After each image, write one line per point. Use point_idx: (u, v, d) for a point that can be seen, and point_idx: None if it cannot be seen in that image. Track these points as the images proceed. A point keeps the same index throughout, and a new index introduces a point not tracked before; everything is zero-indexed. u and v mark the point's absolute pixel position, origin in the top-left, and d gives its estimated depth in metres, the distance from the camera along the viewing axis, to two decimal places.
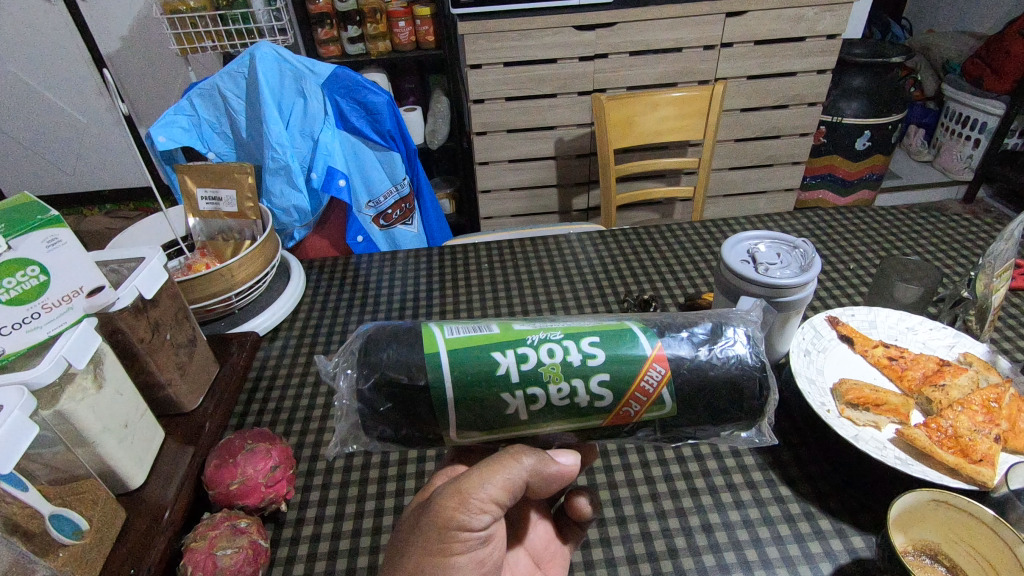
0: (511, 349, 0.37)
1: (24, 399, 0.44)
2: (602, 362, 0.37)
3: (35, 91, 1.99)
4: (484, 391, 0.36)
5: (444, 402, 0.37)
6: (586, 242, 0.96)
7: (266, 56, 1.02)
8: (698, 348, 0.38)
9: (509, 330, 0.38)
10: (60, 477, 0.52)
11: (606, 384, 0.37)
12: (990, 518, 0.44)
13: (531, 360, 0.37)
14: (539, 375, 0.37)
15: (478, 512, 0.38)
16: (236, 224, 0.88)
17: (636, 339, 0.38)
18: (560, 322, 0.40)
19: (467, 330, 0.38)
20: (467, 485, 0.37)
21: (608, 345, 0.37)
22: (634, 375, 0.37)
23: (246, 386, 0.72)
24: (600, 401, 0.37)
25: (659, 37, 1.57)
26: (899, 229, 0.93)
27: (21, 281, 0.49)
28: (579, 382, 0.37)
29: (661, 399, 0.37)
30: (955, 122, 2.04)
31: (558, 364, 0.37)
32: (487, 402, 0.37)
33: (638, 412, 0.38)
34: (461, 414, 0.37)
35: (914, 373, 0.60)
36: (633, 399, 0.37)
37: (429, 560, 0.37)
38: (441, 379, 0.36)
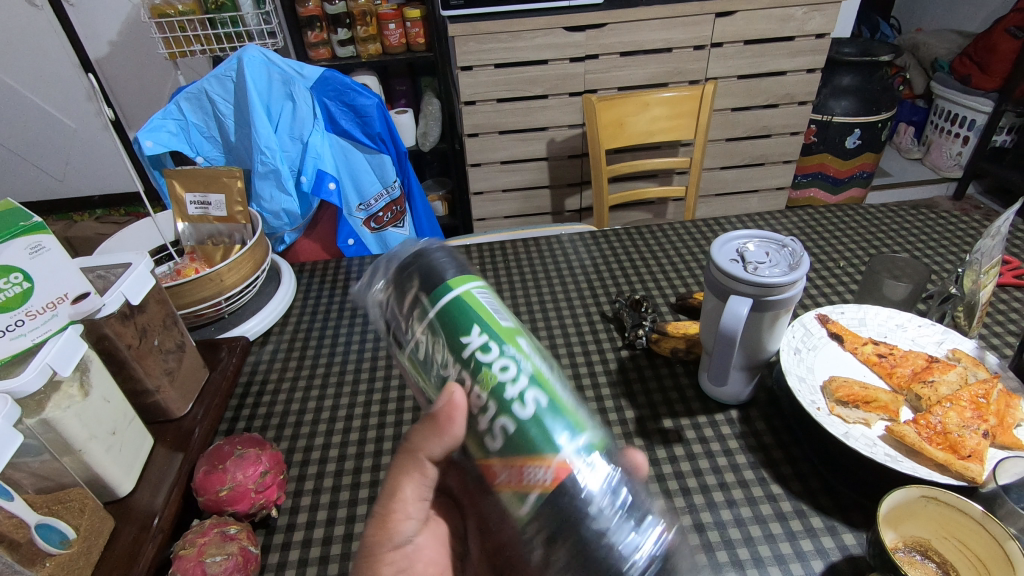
0: (488, 340, 0.35)
1: (7, 408, 0.44)
2: (524, 415, 0.34)
3: (23, 97, 1.97)
4: (444, 338, 0.37)
5: (424, 315, 0.38)
6: (578, 243, 0.96)
7: (253, 59, 1.01)
8: (604, 507, 0.33)
9: (511, 332, 0.36)
10: (47, 486, 0.51)
11: (510, 430, 0.34)
12: (979, 513, 0.44)
13: (488, 357, 0.35)
14: (479, 373, 0.35)
15: (402, 523, 0.41)
16: (224, 228, 0.88)
17: (566, 434, 0.33)
18: (560, 374, 0.37)
19: (491, 302, 0.37)
20: (385, 509, 0.41)
21: (546, 413, 0.34)
22: (528, 446, 0.33)
23: (237, 392, 0.71)
24: (491, 439, 0.35)
25: (649, 38, 1.57)
26: (888, 226, 0.93)
27: (4, 288, 0.48)
28: (494, 409, 0.34)
29: (522, 498, 0.33)
30: (945, 120, 2.06)
31: (497, 381, 0.35)
32: (438, 348, 0.37)
33: (500, 482, 0.35)
34: (423, 334, 0.38)
35: (903, 369, 0.60)
36: (510, 467, 0.34)
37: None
38: (434, 301, 0.37)
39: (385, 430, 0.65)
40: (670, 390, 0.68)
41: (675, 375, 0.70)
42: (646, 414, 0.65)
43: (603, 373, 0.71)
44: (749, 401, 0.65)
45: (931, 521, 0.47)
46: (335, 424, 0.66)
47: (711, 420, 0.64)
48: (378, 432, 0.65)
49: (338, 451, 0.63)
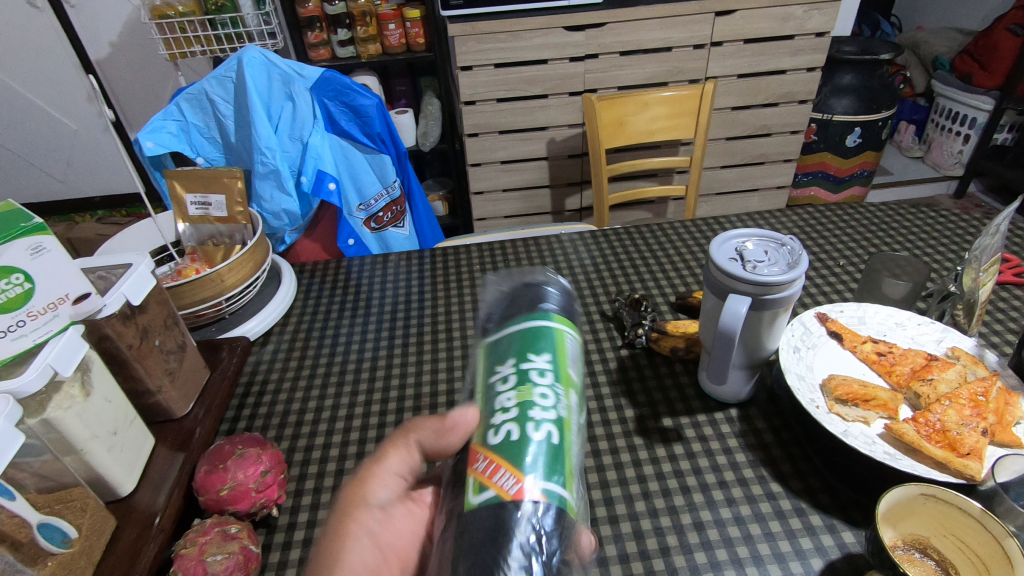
0: (552, 374, 0.38)
1: (9, 408, 0.44)
2: (535, 440, 0.35)
3: (23, 98, 1.98)
4: (519, 342, 0.39)
5: (516, 320, 0.41)
6: (578, 242, 0.96)
7: (253, 59, 1.01)
8: (529, 551, 0.31)
9: (569, 383, 0.39)
10: (48, 485, 0.51)
11: (513, 437, 0.35)
12: (978, 511, 0.44)
13: (542, 380, 0.37)
14: (523, 383, 0.37)
15: (379, 491, 0.43)
16: (225, 229, 0.88)
17: (551, 477, 0.34)
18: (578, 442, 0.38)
19: (572, 353, 0.40)
20: (366, 473, 0.44)
21: (552, 451, 0.34)
22: (517, 458, 0.34)
23: (237, 392, 0.71)
24: (493, 436, 0.35)
25: (648, 37, 1.57)
26: (888, 225, 0.93)
27: (5, 289, 0.48)
28: (514, 418, 0.35)
29: (476, 494, 0.33)
30: (946, 119, 2.06)
31: (533, 400, 0.36)
32: (506, 348, 0.39)
33: (472, 469, 0.35)
34: (501, 332, 0.41)
35: (902, 368, 0.60)
36: (490, 464, 0.34)
37: (331, 538, 0.40)
38: (533, 317, 0.40)
39: (386, 429, 0.65)
40: (670, 389, 0.68)
41: (675, 374, 0.70)
42: (646, 413, 0.65)
43: (603, 372, 0.71)
44: (749, 400, 0.65)
45: (930, 519, 0.47)
46: (336, 423, 0.66)
47: (710, 419, 0.64)
48: (378, 431, 0.65)
49: (339, 450, 0.63)
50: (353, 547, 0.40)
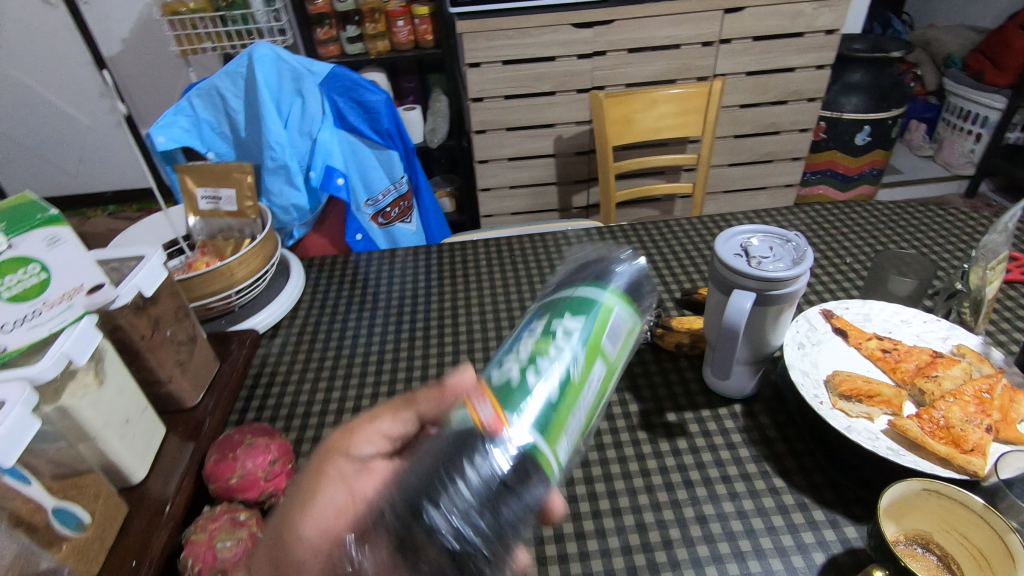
0: (578, 338, 0.39)
1: (26, 394, 0.45)
2: (534, 386, 0.36)
3: (37, 94, 2.00)
4: (565, 305, 0.41)
5: (575, 287, 0.43)
6: (584, 239, 0.96)
7: (264, 55, 1.02)
8: (473, 477, 0.30)
9: (595, 356, 0.40)
10: (63, 472, 0.51)
11: (513, 379, 0.37)
12: (980, 506, 0.44)
13: (566, 341, 0.39)
14: (548, 337, 0.39)
15: (365, 445, 0.46)
16: (236, 222, 0.89)
17: (527, 426, 0.34)
18: (581, 412, 0.39)
19: (614, 333, 0.41)
20: (357, 426, 0.47)
21: (545, 399, 0.36)
22: (504, 395, 0.36)
23: (246, 383, 0.72)
24: (502, 372, 0.38)
25: (657, 34, 1.57)
26: (896, 223, 0.93)
27: (22, 279, 0.50)
28: (526, 363, 0.38)
29: (458, 412, 0.35)
30: (957, 117, 2.04)
31: (548, 352, 0.38)
32: (553, 308, 0.42)
33: (470, 392, 0.38)
34: (556, 296, 0.43)
35: (906, 365, 0.60)
36: (486, 389, 0.37)
37: (310, 479, 0.45)
38: (589, 290, 0.42)
39: None
40: (674, 384, 0.68)
41: (680, 370, 0.70)
42: (650, 407, 0.66)
43: None
44: (753, 396, 0.65)
45: (933, 515, 0.48)
46: (343, 415, 0.67)
47: (714, 414, 0.64)
48: None
49: None
50: (324, 492, 0.44)
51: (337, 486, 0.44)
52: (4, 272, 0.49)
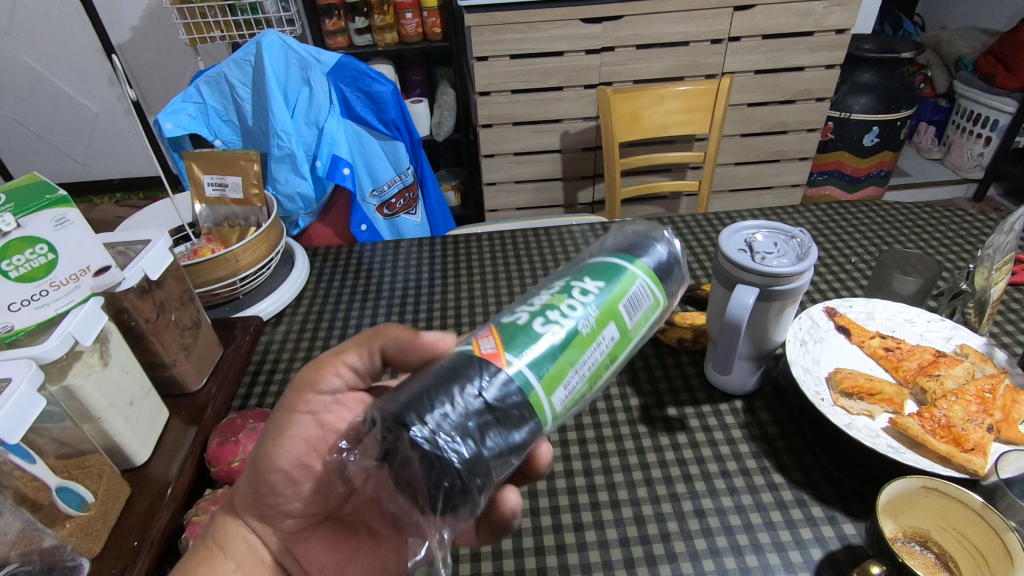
0: (595, 298, 0.38)
1: (32, 372, 0.46)
2: (539, 332, 0.35)
3: (46, 80, 2.01)
4: (587, 270, 0.41)
5: (602, 257, 0.42)
6: (588, 233, 0.96)
7: (272, 44, 1.03)
8: (460, 401, 0.32)
9: (610, 320, 0.38)
10: (67, 452, 0.53)
11: (520, 322, 0.36)
12: (979, 505, 0.45)
13: (580, 299, 0.38)
14: (563, 292, 0.38)
15: (334, 378, 0.46)
16: (241, 210, 0.89)
17: (525, 367, 0.34)
18: (585, 371, 0.37)
19: (634, 304, 0.40)
20: (328, 357, 0.46)
21: (546, 343, 0.35)
22: (509, 334, 0.35)
23: (249, 369, 0.73)
24: (509, 316, 0.37)
25: (666, 31, 1.56)
26: (903, 223, 0.92)
27: (30, 258, 0.50)
28: (535, 311, 0.37)
29: (463, 342, 0.36)
30: (967, 120, 2.03)
31: (561, 305, 0.37)
32: (575, 272, 0.41)
33: (477, 332, 0.38)
34: (581, 264, 0.43)
35: (909, 363, 0.60)
36: (490, 330, 0.36)
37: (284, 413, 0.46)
38: (615, 260, 0.41)
39: None
40: (675, 379, 0.68)
41: (682, 365, 0.70)
42: (651, 401, 0.66)
43: None
44: (754, 392, 0.66)
45: (931, 512, 0.48)
46: None
47: (715, 409, 0.64)
48: None
49: None
50: (298, 423, 0.45)
51: (308, 419, 0.46)
52: (13, 251, 0.49)
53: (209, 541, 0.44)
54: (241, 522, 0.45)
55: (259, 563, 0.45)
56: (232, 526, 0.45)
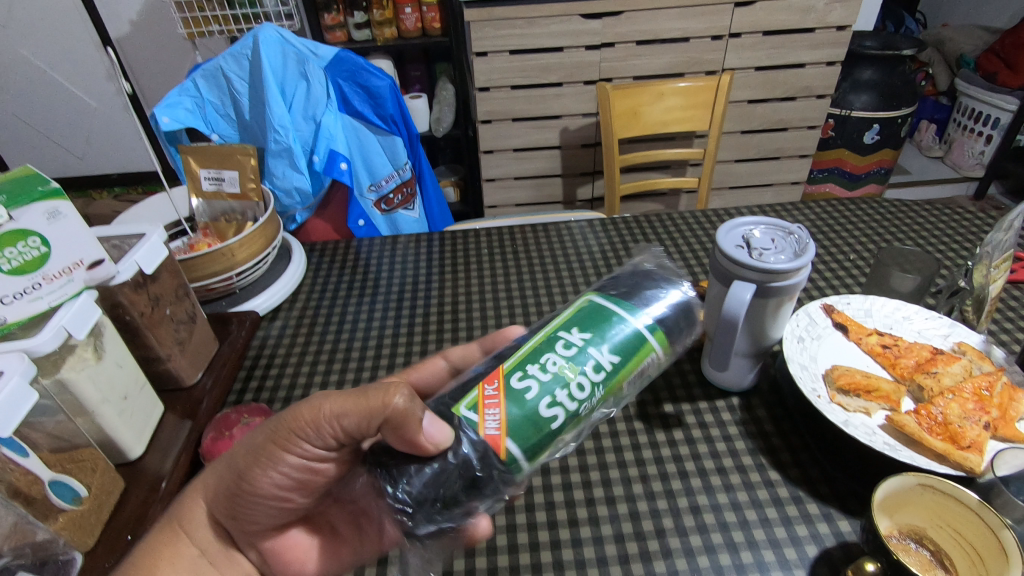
0: (605, 376, 0.38)
1: (25, 365, 0.46)
2: (543, 415, 0.36)
3: (43, 74, 2.00)
4: (606, 331, 0.39)
5: (623, 309, 0.40)
6: (587, 229, 0.96)
7: (268, 38, 1.02)
8: (444, 474, 0.35)
9: (611, 392, 0.39)
10: (60, 445, 0.52)
11: (527, 397, 0.36)
12: (976, 502, 0.44)
13: (591, 376, 0.37)
14: (577, 361, 0.37)
15: (326, 435, 0.40)
16: (238, 205, 0.89)
17: (523, 455, 0.35)
18: (571, 438, 0.39)
19: (638, 373, 0.40)
20: (325, 407, 0.40)
21: (546, 427, 0.36)
22: (517, 415, 0.35)
23: (245, 364, 0.72)
24: (518, 380, 0.36)
25: (666, 27, 1.56)
26: (901, 220, 0.92)
27: (23, 251, 0.49)
28: (545, 384, 0.36)
29: (467, 409, 0.35)
30: (968, 118, 2.02)
31: (571, 381, 0.37)
32: (593, 324, 0.39)
33: (483, 386, 0.37)
34: (601, 308, 0.40)
35: (906, 361, 0.60)
36: (495, 397, 0.36)
37: (267, 447, 0.41)
38: (636, 323, 0.40)
39: None
40: (672, 376, 0.68)
41: (678, 361, 0.70)
42: (647, 398, 0.66)
43: None
44: (751, 390, 0.65)
45: (925, 509, 0.48)
46: None
47: (711, 406, 0.64)
48: None
49: None
50: (279, 467, 0.42)
51: (294, 460, 0.42)
52: (5, 244, 0.48)
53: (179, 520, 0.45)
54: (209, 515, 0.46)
55: (223, 555, 0.47)
56: (198, 509, 0.46)
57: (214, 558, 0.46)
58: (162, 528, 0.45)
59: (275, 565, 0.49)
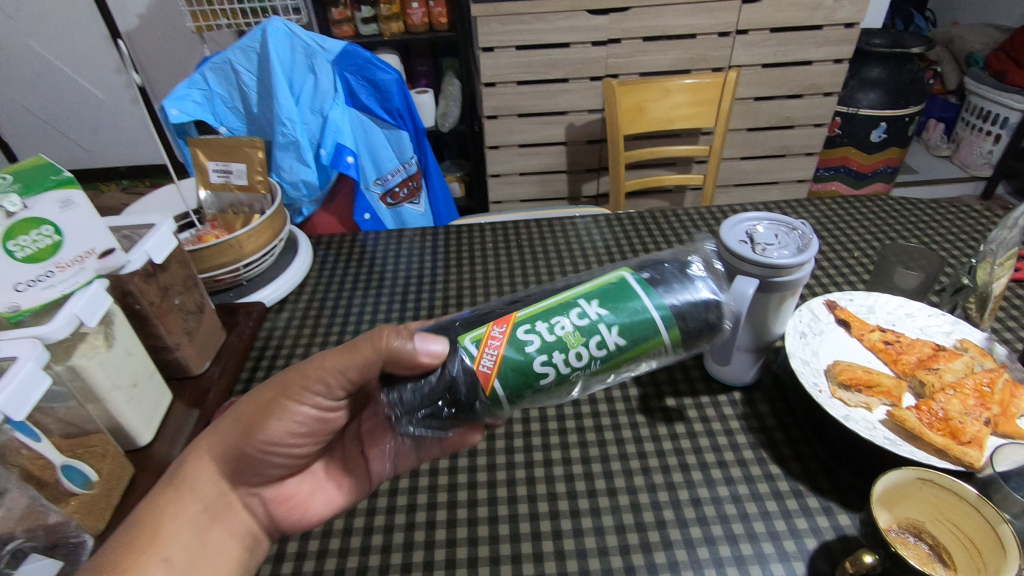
0: (605, 354, 0.41)
1: (38, 351, 0.46)
2: (535, 368, 0.40)
3: (54, 67, 2.02)
4: (623, 315, 0.41)
5: (649, 293, 0.42)
6: (592, 225, 0.96)
7: (277, 31, 1.03)
8: (433, 389, 0.40)
9: (607, 369, 0.42)
10: (71, 431, 0.54)
11: (528, 350, 0.39)
12: (974, 497, 0.45)
13: (593, 351, 0.40)
14: (584, 333, 0.40)
15: (330, 385, 0.47)
16: (246, 198, 0.90)
17: (505, 395, 0.40)
18: (556, 396, 0.43)
19: (638, 358, 0.43)
20: (330, 361, 0.46)
21: (536, 379, 0.40)
22: (511, 362, 0.39)
23: (252, 354, 0.73)
24: (524, 332, 0.40)
25: (673, 23, 1.55)
26: (907, 219, 0.92)
27: (37, 239, 0.51)
28: (548, 343, 0.40)
29: (470, 341, 0.40)
30: (977, 117, 2.01)
31: (571, 347, 0.40)
32: (613, 303, 0.41)
33: (492, 326, 0.40)
34: (627, 289, 0.42)
35: (908, 357, 0.60)
36: (499, 338, 0.40)
37: (281, 398, 0.48)
38: (654, 312, 0.41)
39: None
40: (676, 370, 0.68)
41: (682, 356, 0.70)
42: (650, 392, 0.66)
43: None
44: (754, 384, 0.66)
45: (926, 504, 0.48)
46: None
47: (714, 401, 0.64)
48: None
49: None
50: (288, 415, 0.48)
51: (303, 408, 0.48)
52: (20, 231, 0.50)
53: (183, 470, 0.47)
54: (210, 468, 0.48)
55: (228, 507, 0.49)
56: (203, 464, 0.48)
57: (217, 510, 0.48)
58: (163, 489, 0.46)
59: (280, 513, 0.52)
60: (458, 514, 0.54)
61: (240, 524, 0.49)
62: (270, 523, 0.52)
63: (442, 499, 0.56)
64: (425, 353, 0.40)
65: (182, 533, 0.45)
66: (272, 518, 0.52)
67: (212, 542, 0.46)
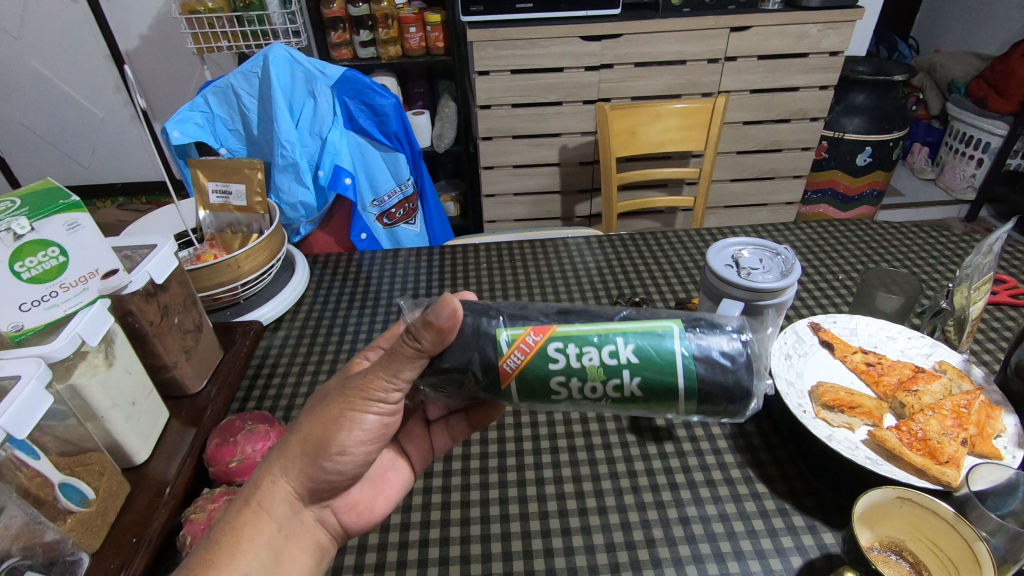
0: (622, 395, 0.42)
1: (41, 370, 0.47)
2: (550, 384, 0.42)
3: (54, 85, 2.04)
4: (653, 368, 0.41)
5: (688, 352, 0.41)
6: (585, 246, 0.98)
7: (278, 57, 1.05)
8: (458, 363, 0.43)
9: (620, 407, 0.43)
10: (69, 449, 0.54)
11: (549, 367, 0.41)
12: (950, 515, 0.46)
13: (610, 389, 0.42)
14: (607, 371, 0.41)
15: (393, 388, 0.45)
16: (244, 218, 0.92)
17: (517, 396, 0.43)
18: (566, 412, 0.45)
19: (654, 409, 0.43)
20: (394, 367, 0.44)
21: (549, 392, 0.42)
22: (530, 371, 0.42)
23: (248, 373, 0.74)
24: (555, 348, 0.41)
25: (664, 50, 1.60)
26: (889, 242, 0.95)
27: (42, 261, 0.52)
28: (571, 368, 0.41)
29: (505, 338, 0.42)
30: (959, 142, 2.06)
31: (592, 377, 0.41)
32: (648, 354, 0.41)
33: (529, 331, 0.42)
34: (669, 344, 0.41)
35: (889, 378, 0.62)
36: (529, 346, 0.41)
37: (348, 410, 0.46)
38: (682, 373, 0.41)
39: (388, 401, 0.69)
40: None
41: None
42: None
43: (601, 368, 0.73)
44: None
45: (905, 522, 0.49)
46: None
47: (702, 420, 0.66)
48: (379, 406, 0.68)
49: None
50: (354, 426, 0.47)
51: (372, 417, 0.47)
52: (26, 253, 0.51)
53: (254, 494, 0.46)
54: (276, 485, 0.46)
55: (301, 524, 0.48)
56: (277, 489, 0.46)
57: (292, 531, 0.47)
58: (240, 510, 0.45)
59: (349, 519, 0.52)
60: (452, 532, 0.55)
61: (311, 539, 0.49)
62: (338, 531, 0.52)
63: (435, 517, 0.57)
64: (446, 319, 0.41)
65: (260, 553, 0.44)
66: (341, 526, 0.52)
67: (288, 560, 0.46)
